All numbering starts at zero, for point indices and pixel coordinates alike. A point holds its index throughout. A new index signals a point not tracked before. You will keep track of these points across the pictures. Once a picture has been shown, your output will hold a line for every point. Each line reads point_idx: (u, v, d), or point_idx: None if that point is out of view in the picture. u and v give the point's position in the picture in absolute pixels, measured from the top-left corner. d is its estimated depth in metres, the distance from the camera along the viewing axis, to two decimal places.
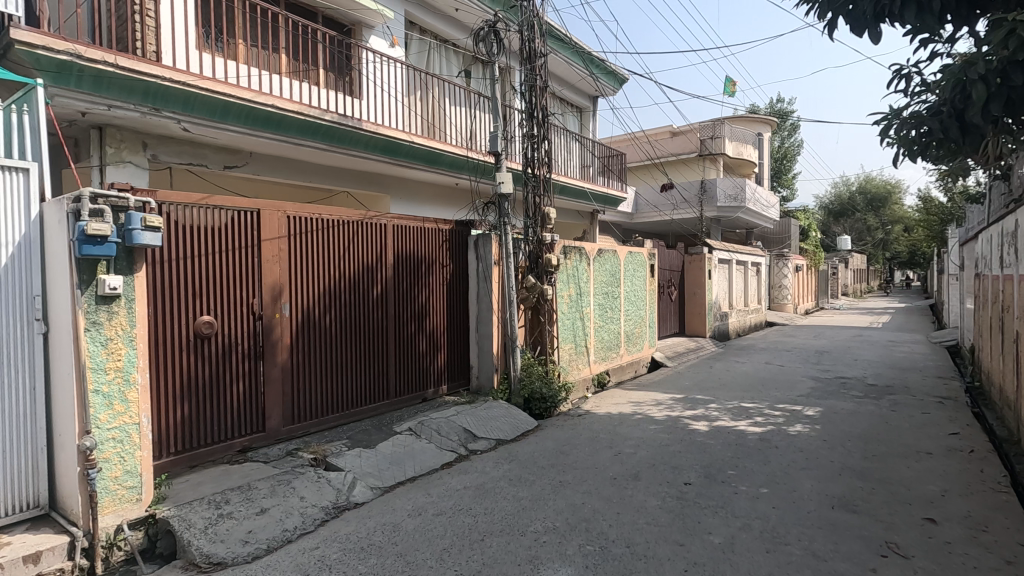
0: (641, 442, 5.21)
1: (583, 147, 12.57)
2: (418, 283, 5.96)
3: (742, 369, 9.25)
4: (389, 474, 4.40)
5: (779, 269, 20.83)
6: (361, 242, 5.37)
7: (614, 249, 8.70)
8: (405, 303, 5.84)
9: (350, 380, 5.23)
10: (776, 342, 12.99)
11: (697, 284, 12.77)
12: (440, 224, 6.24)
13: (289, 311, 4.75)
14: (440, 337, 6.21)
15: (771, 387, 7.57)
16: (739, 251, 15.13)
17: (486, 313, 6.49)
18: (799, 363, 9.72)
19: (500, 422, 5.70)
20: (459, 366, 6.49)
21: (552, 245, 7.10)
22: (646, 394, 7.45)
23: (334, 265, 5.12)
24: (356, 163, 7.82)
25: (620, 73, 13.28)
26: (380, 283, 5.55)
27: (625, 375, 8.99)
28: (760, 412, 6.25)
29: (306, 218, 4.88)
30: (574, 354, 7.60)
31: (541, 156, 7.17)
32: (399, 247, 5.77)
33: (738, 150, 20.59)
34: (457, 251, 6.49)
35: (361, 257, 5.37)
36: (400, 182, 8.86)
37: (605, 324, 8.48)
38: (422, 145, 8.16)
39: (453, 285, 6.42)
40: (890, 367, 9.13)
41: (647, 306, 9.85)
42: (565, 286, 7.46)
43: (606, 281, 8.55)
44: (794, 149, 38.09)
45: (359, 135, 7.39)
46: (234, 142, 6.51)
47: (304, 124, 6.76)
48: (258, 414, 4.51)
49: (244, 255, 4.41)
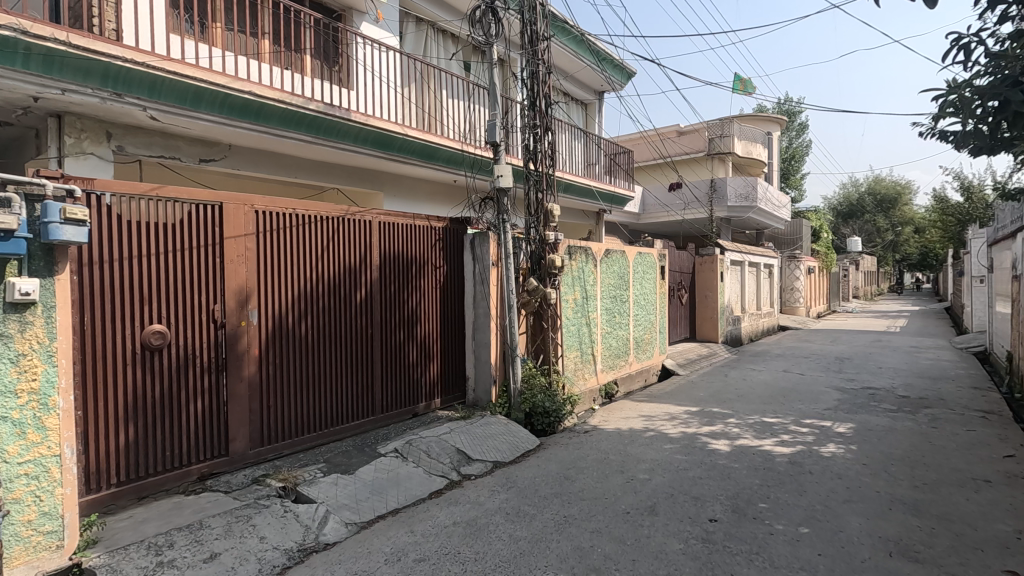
0: (656, 466, 4.62)
1: (589, 144, 12.01)
2: (407, 287, 5.41)
3: (759, 378, 8.63)
4: (369, 506, 3.84)
5: (791, 271, 20.17)
6: (343, 241, 4.82)
7: (623, 249, 8.13)
8: (393, 309, 5.29)
9: (329, 395, 4.67)
10: (792, 347, 12.35)
11: (708, 287, 12.16)
12: (432, 222, 5.69)
13: (258, 319, 4.19)
14: (432, 345, 5.66)
15: (794, 400, 6.96)
16: (751, 252, 14.51)
17: (483, 319, 5.92)
18: (820, 371, 9.10)
19: (497, 441, 5.14)
20: (454, 377, 5.93)
21: (555, 244, 6.52)
22: (658, 407, 6.87)
23: (311, 266, 4.57)
24: (344, 158, 7.28)
25: (627, 67, 12.73)
26: (364, 287, 4.99)
27: (634, 384, 8.40)
28: (786, 429, 5.65)
29: (278, 213, 4.33)
30: (580, 363, 7.03)
31: (544, 148, 6.60)
32: (386, 247, 5.22)
33: (747, 149, 19.99)
34: (451, 251, 5.93)
35: (342, 258, 4.81)
36: (394, 178, 8.32)
37: (613, 331, 7.91)
38: (416, 138, 7.64)
39: (447, 288, 5.86)
40: (918, 376, 8.51)
41: (657, 310, 9.27)
42: (570, 290, 6.89)
43: (614, 283, 7.97)
44: (803, 150, 37.46)
45: (347, 126, 6.85)
46: (210, 133, 5.99)
47: (285, 113, 6.22)
48: (220, 436, 3.95)
49: (203, 255, 3.86)
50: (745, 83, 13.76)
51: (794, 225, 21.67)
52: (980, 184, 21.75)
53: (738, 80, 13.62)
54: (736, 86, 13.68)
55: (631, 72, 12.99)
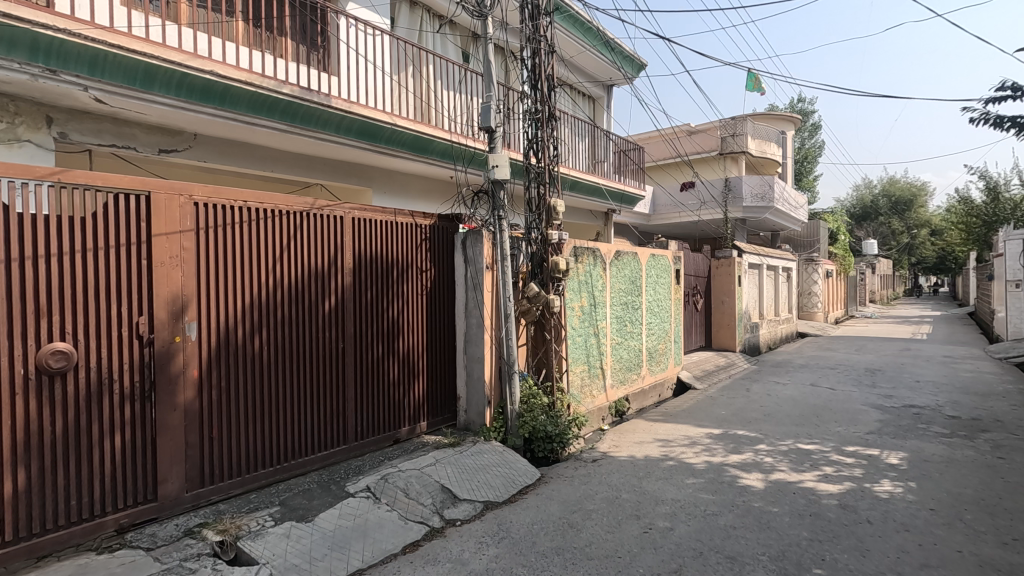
0: (679, 510, 3.84)
1: (595, 141, 11.28)
2: (386, 294, 4.68)
3: (785, 393, 7.81)
4: (324, 567, 3.10)
5: (809, 274, 19.26)
6: (308, 240, 4.08)
7: (635, 251, 7.38)
8: (371, 320, 4.55)
9: (288, 422, 3.95)
10: (815, 357, 11.49)
11: (725, 293, 11.36)
12: (417, 219, 4.97)
13: (198, 332, 3.47)
14: (416, 361, 4.92)
15: (831, 421, 6.15)
16: (768, 254, 13.69)
17: (476, 330, 5.16)
18: (851, 386, 8.26)
19: (489, 475, 4.39)
20: (443, 397, 5.19)
21: (559, 245, 5.77)
22: (676, 429, 6.09)
23: (268, 269, 3.84)
24: (326, 150, 6.58)
25: (637, 58, 11.99)
26: (334, 295, 4.26)
27: (647, 400, 7.63)
28: (828, 460, 4.85)
29: (225, 206, 3.62)
30: (587, 378, 6.28)
31: (547, 136, 5.84)
32: (362, 248, 4.49)
33: (760, 148, 19.20)
34: (440, 253, 5.20)
35: (307, 259, 4.08)
36: (384, 173, 7.60)
37: (624, 341, 7.14)
38: (406, 128, 6.94)
39: (435, 295, 5.13)
40: (964, 392, 7.64)
41: (672, 317, 8.48)
42: (576, 296, 6.14)
43: (626, 288, 7.22)
44: (815, 151, 36.57)
45: (327, 113, 6.14)
46: (169, 119, 5.31)
47: (255, 97, 5.53)
48: (146, 477, 3.23)
49: (125, 255, 3.15)
50: (758, 82, 13.06)
51: (811, 226, 20.72)
52: (1007, 184, 20.82)
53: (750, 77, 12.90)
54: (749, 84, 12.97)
55: (641, 64, 12.25)
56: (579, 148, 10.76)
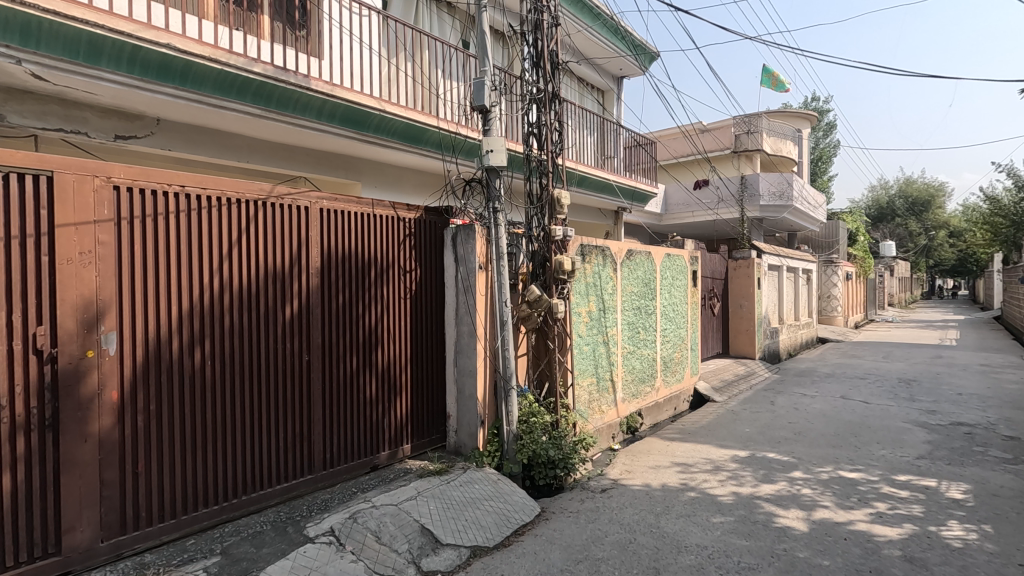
0: (707, 562, 3.16)
1: (605, 134, 10.61)
2: (361, 298, 4.04)
3: (815, 407, 7.07)
4: None
5: (828, 276, 18.38)
6: (263, 235, 3.44)
7: (648, 251, 6.70)
8: (344, 328, 3.92)
9: (239, 450, 3.32)
10: (841, 365, 10.69)
11: (743, 296, 10.62)
12: (400, 211, 4.33)
13: (120, 345, 2.84)
14: (398, 375, 4.28)
15: (872, 443, 5.41)
16: (788, 256, 12.92)
17: (467, 339, 4.50)
18: (888, 399, 7.50)
19: (480, 511, 3.73)
20: (430, 417, 4.54)
21: (564, 242, 5.10)
22: (696, 450, 5.39)
23: (213, 268, 3.21)
24: (308, 139, 5.97)
25: (648, 48, 11.31)
26: (298, 299, 3.63)
27: (662, 414, 6.95)
28: (879, 494, 4.13)
29: (156, 191, 2.98)
30: (595, 392, 5.61)
31: (551, 119, 5.18)
32: (332, 244, 3.85)
33: (776, 146, 18.42)
34: (426, 251, 4.55)
35: (263, 257, 3.45)
36: (374, 165, 6.97)
37: (637, 350, 6.47)
38: (397, 115, 6.30)
39: (420, 300, 4.48)
40: (1017, 407, 6.86)
41: (689, 323, 7.78)
42: (583, 300, 5.47)
43: (639, 291, 6.53)
44: (830, 151, 35.63)
45: (306, 96, 5.52)
46: (125, 100, 4.72)
47: (222, 76, 4.93)
48: (47, 526, 2.60)
49: (18, 251, 2.53)
50: (777, 79, 12.46)
51: (830, 226, 19.76)
52: None
53: (767, 73, 12.40)
54: (766, 81, 12.42)
55: (653, 55, 11.56)
56: (587, 142, 10.11)
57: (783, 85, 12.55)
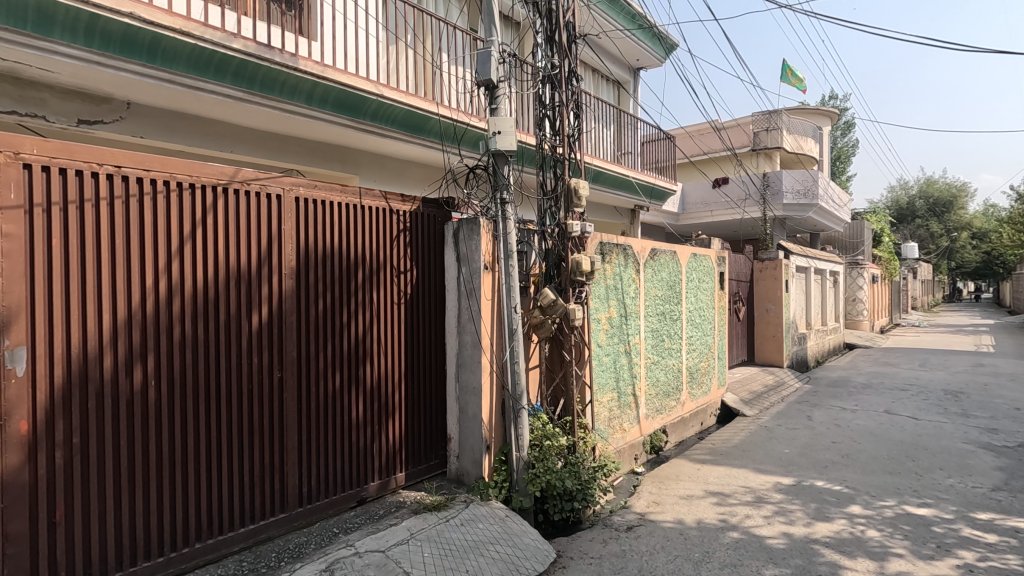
0: None
1: (621, 128, 9.98)
2: (346, 303, 3.44)
3: (858, 423, 6.36)
4: None
5: (853, 279, 17.53)
6: (222, 228, 2.86)
7: (673, 250, 6.06)
8: (325, 339, 3.33)
9: (192, 489, 2.75)
10: (876, 374, 9.91)
11: (770, 300, 9.91)
12: (393, 203, 3.73)
13: (32, 363, 2.27)
14: (390, 392, 3.68)
15: (936, 470, 4.72)
16: (816, 257, 12.18)
17: (470, 351, 3.88)
18: (939, 414, 6.77)
19: (484, 558, 3.11)
20: (427, 441, 3.94)
21: (583, 240, 4.48)
22: (731, 476, 4.73)
23: (158, 268, 2.63)
24: (297, 127, 5.41)
25: (668, 38, 10.65)
26: (267, 305, 3.05)
27: (688, 431, 6.30)
28: (960, 539, 3.46)
29: (82, 172, 2.41)
30: (616, 409, 4.98)
31: (567, 99, 4.56)
32: (311, 241, 3.26)
33: (798, 143, 17.65)
34: (424, 248, 3.94)
35: (222, 255, 2.86)
36: (372, 156, 6.40)
37: (661, 360, 5.84)
38: (396, 101, 5.72)
39: (417, 306, 3.88)
40: None
41: (715, 330, 7.12)
42: (603, 306, 4.85)
43: (663, 295, 5.89)
44: (849, 150, 34.93)
45: (293, 78, 4.95)
46: (87, 79, 4.18)
47: (196, 52, 4.37)
48: None
49: None
50: (794, 76, 11.80)
51: (854, 226, 18.88)
52: None
53: (785, 69, 11.77)
54: (784, 77, 11.76)
55: (672, 45, 10.92)
56: (603, 136, 9.48)
57: (801, 85, 11.90)
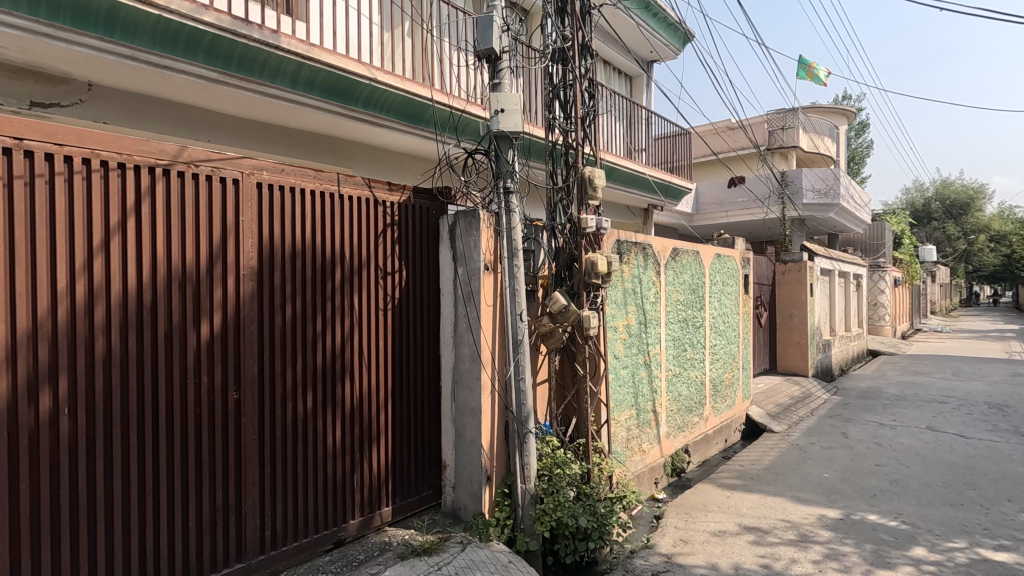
0: None
1: (634, 123, 9.42)
2: (318, 310, 2.90)
3: (901, 442, 5.75)
4: None
5: (875, 283, 16.81)
6: (161, 218, 2.32)
7: (696, 250, 5.50)
8: (294, 353, 2.80)
9: (120, 541, 2.22)
10: (909, 384, 9.26)
11: (793, 305, 9.30)
12: (378, 193, 3.20)
13: None
14: (373, 414, 3.15)
15: (1005, 502, 4.11)
16: (840, 259, 11.53)
17: (468, 365, 3.34)
18: (989, 432, 6.14)
19: None
20: (419, 469, 3.40)
21: (598, 237, 3.93)
22: (768, 507, 4.15)
23: (74, 267, 2.10)
24: (281, 114, 4.90)
25: (683, 28, 10.08)
26: (219, 312, 2.52)
27: (711, 449, 5.73)
28: None
29: None
30: (634, 428, 4.42)
31: (581, 77, 4.01)
32: (277, 236, 2.72)
33: (815, 142, 16.95)
34: (416, 246, 3.40)
35: (162, 251, 2.33)
36: (366, 148, 5.90)
37: (683, 372, 5.27)
38: (391, 85, 5.20)
39: (407, 312, 3.34)
40: None
41: (740, 337, 6.53)
42: (621, 312, 4.29)
43: (685, 299, 5.32)
44: (863, 151, 34.27)
45: (274, 57, 4.44)
46: (37, 54, 3.67)
47: (161, 25, 3.85)
48: None
49: None
50: (812, 70, 11.12)
51: (873, 227, 18.16)
52: None
53: (802, 65, 11.11)
54: (802, 73, 11.07)
55: (688, 36, 10.34)
56: (615, 130, 8.93)
57: (820, 78, 11.14)
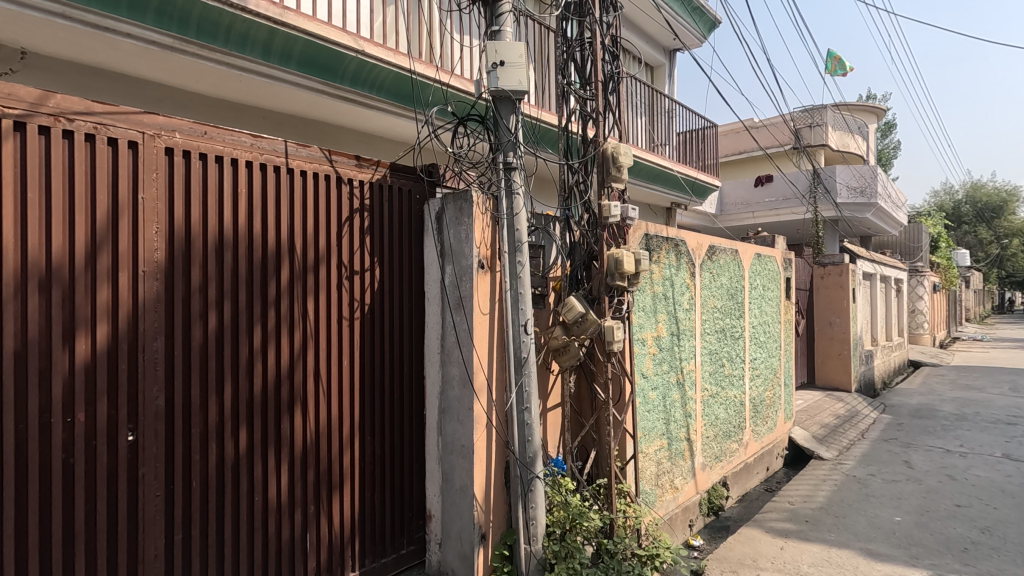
0: None
1: (655, 115, 8.65)
2: (256, 318, 2.21)
3: (977, 475, 4.89)
4: None
5: (913, 288, 15.76)
6: (11, 191, 1.65)
7: (735, 247, 4.72)
8: (219, 376, 2.11)
9: None
10: (965, 401, 8.31)
11: (834, 313, 8.41)
12: (342, 170, 2.52)
13: None
14: (334, 452, 2.44)
15: None
16: (881, 263, 10.60)
17: (458, 389, 2.62)
18: None
19: None
20: (396, 520, 2.68)
21: (623, 230, 3.20)
22: (839, 565, 3.33)
23: None
24: (257, 92, 4.00)
25: (709, 13, 9.31)
26: (107, 320, 1.83)
27: (751, 480, 4.91)
28: None
29: None
30: (666, 461, 3.65)
31: (601, 35, 3.27)
32: (197, 220, 2.03)
33: (845, 141, 15.99)
34: (393, 237, 2.70)
35: (13, 235, 1.65)
36: (358, 134, 4.96)
37: (721, 392, 4.49)
38: (381, 59, 4.28)
39: (380, 322, 2.64)
40: None
41: (781, 349, 5.71)
42: (649, 322, 3.54)
43: (722, 305, 4.54)
44: (891, 152, 33.03)
45: (241, 21, 3.50)
46: None
47: None
48: None
49: None
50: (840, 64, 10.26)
51: (910, 230, 17.07)
52: None
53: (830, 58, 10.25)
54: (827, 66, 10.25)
55: (715, 22, 9.55)
56: (635, 122, 8.17)
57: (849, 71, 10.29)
